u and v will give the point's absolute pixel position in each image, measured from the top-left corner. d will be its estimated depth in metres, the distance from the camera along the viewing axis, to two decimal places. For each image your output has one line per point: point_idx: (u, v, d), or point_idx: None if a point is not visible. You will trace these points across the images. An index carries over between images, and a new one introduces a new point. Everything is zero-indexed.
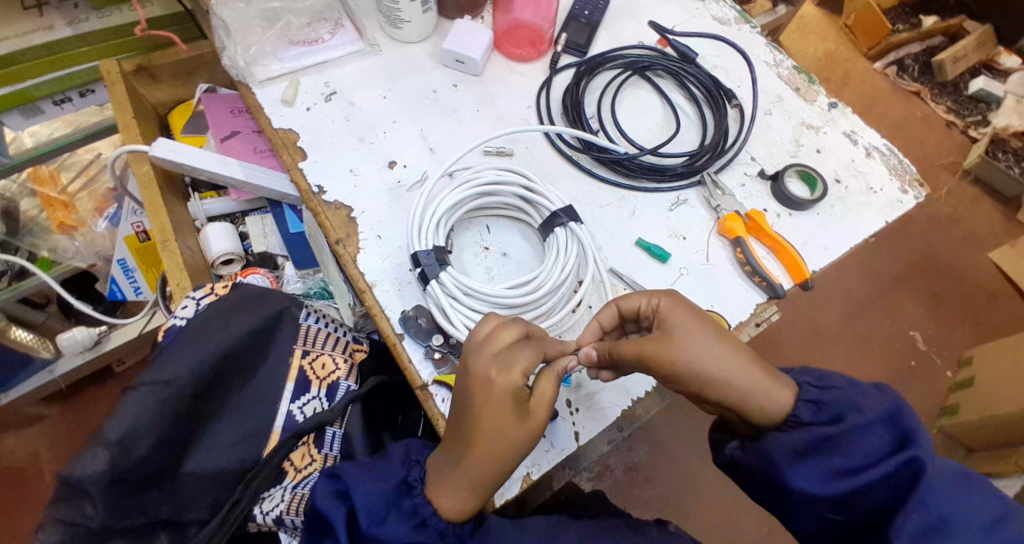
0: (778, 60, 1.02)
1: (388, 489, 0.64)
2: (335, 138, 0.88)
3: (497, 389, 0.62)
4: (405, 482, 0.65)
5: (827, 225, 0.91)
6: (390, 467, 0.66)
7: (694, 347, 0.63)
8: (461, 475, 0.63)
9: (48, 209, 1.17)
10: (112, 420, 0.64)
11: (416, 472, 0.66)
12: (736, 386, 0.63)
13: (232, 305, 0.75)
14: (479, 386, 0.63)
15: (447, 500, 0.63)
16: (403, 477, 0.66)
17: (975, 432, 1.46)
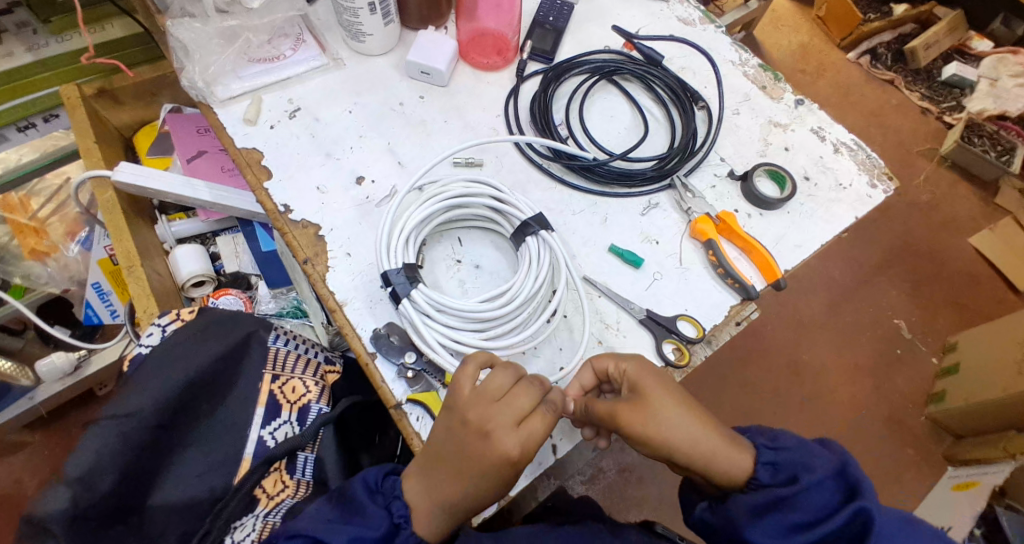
0: (743, 59, 1.02)
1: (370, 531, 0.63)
2: (300, 156, 0.86)
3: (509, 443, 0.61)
4: (393, 524, 0.64)
5: (798, 222, 0.90)
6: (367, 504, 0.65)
7: (664, 418, 0.66)
8: (443, 505, 0.64)
9: (19, 236, 1.14)
10: (73, 456, 0.63)
11: (397, 506, 0.65)
12: (703, 453, 0.66)
13: (198, 332, 0.74)
14: (477, 427, 0.62)
15: (427, 527, 0.64)
16: (389, 518, 0.64)
17: (963, 417, 1.45)
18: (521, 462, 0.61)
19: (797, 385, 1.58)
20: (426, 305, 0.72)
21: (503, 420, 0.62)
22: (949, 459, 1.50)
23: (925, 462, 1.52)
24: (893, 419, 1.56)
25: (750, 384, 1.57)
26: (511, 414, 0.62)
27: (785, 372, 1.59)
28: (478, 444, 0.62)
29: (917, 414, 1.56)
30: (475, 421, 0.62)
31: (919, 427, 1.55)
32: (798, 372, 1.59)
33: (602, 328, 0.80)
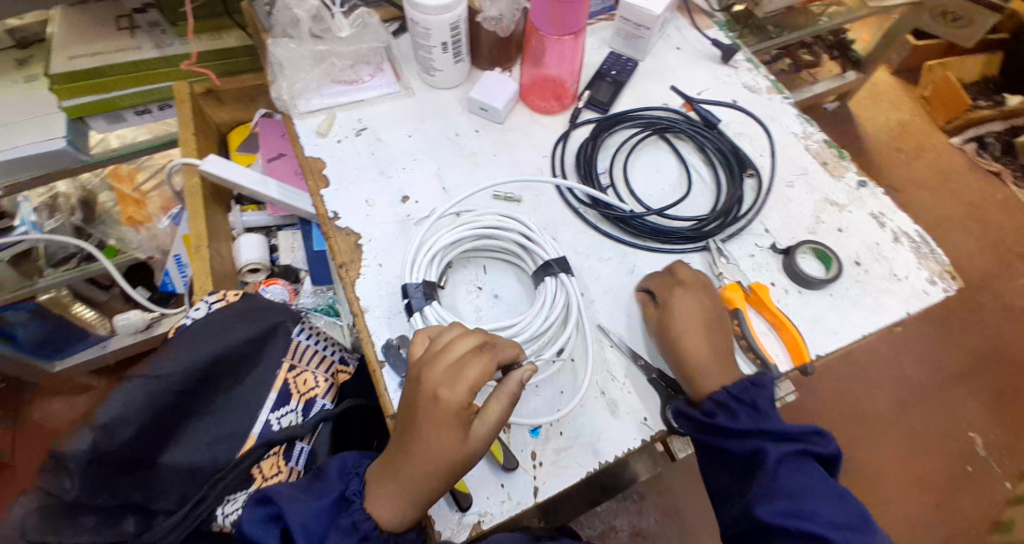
0: (808, 133, 1.00)
1: (326, 503, 0.67)
2: (357, 170, 0.93)
3: (432, 386, 0.65)
4: (343, 498, 0.68)
5: (839, 307, 0.87)
6: (330, 484, 0.70)
7: (691, 335, 0.78)
8: (397, 483, 0.66)
9: (121, 204, 1.27)
10: (103, 404, 0.68)
11: (354, 486, 0.69)
12: (696, 356, 0.77)
13: (235, 314, 0.81)
14: (428, 393, 0.65)
15: (386, 510, 0.67)
16: (341, 492, 0.69)
17: None
18: (455, 405, 0.65)
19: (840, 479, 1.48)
20: (436, 325, 0.76)
21: (450, 390, 0.65)
22: None
23: None
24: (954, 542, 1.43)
25: None
26: (461, 386, 0.65)
27: None
28: (428, 413, 0.65)
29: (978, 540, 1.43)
30: (428, 389, 0.66)
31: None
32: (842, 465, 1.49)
33: (607, 380, 0.80)
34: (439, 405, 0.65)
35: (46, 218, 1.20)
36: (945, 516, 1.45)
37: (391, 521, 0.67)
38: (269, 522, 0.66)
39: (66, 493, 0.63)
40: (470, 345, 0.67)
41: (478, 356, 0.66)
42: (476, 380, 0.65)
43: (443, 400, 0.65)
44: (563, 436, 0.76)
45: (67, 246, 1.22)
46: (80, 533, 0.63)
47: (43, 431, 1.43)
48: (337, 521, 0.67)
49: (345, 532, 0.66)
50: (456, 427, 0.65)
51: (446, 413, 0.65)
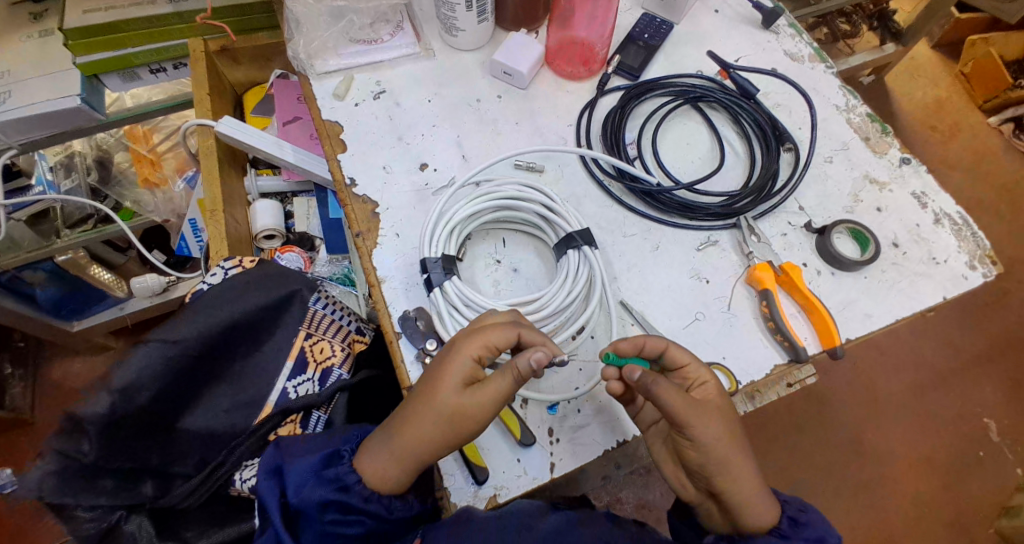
0: (850, 105, 0.95)
1: (316, 458, 0.64)
2: (376, 135, 0.90)
3: (455, 345, 0.64)
4: (336, 452, 0.66)
5: (873, 290, 0.83)
6: (326, 440, 0.67)
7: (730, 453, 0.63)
8: (390, 437, 0.63)
9: (136, 165, 1.25)
10: (121, 367, 0.67)
11: (349, 444, 0.67)
12: (737, 480, 0.63)
13: (251, 280, 0.78)
14: (450, 344, 0.65)
15: (371, 466, 0.63)
16: (336, 448, 0.66)
17: None
18: (473, 364, 0.63)
19: (853, 465, 1.46)
20: (455, 298, 0.73)
21: (467, 344, 0.63)
22: None
23: None
24: (957, 523, 1.42)
25: (803, 451, 1.47)
26: (478, 343, 0.63)
27: (844, 449, 1.48)
28: (440, 364, 0.63)
29: (984, 524, 1.41)
30: (452, 341, 0.65)
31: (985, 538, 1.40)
32: (859, 449, 1.48)
33: None
34: (452, 358, 0.63)
35: (63, 177, 1.20)
36: (952, 501, 1.43)
37: (377, 479, 0.63)
38: (268, 477, 0.63)
39: (83, 456, 0.62)
40: (501, 318, 0.67)
41: (505, 322, 0.64)
42: (494, 339, 0.63)
43: (456, 353, 0.63)
44: (581, 414, 0.74)
45: (83, 207, 1.20)
46: (98, 495, 0.63)
47: (63, 391, 1.44)
48: (320, 473, 0.63)
49: (332, 484, 0.63)
50: (461, 385, 0.62)
51: (456, 368, 0.62)
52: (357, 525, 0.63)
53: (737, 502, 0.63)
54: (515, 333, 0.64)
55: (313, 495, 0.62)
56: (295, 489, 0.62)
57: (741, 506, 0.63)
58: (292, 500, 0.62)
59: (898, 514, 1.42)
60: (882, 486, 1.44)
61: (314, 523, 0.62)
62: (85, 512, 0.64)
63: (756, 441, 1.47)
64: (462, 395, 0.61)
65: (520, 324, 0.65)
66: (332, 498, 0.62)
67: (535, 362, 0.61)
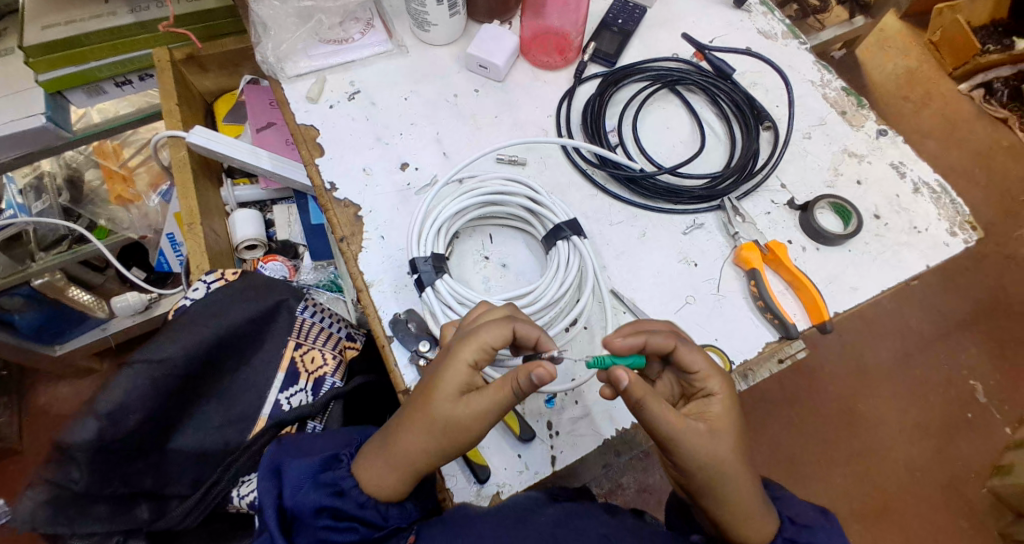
0: (826, 80, 0.95)
1: (315, 461, 0.64)
2: (354, 137, 0.89)
3: (451, 352, 0.62)
4: (335, 457, 0.65)
5: (859, 263, 0.84)
6: (326, 444, 0.67)
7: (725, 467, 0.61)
8: (390, 450, 0.62)
9: (108, 182, 1.22)
10: (106, 390, 0.65)
11: (348, 450, 0.66)
12: (731, 493, 0.61)
13: (235, 292, 0.76)
14: (445, 349, 0.63)
15: (371, 473, 0.62)
16: (335, 452, 0.66)
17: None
18: (470, 370, 0.61)
19: (845, 434, 1.48)
20: (447, 298, 0.73)
21: (462, 350, 0.61)
22: (1005, 538, 1.39)
23: (979, 537, 1.40)
24: (951, 485, 1.44)
25: (796, 425, 1.49)
26: (472, 344, 0.61)
27: (837, 421, 1.49)
28: (437, 369, 0.62)
29: (977, 485, 1.44)
30: (447, 343, 0.63)
31: (979, 499, 1.43)
32: (850, 419, 1.49)
33: None
34: (449, 362, 0.61)
35: (33, 199, 1.16)
36: (945, 466, 1.46)
37: (380, 489, 0.62)
38: (266, 477, 0.62)
39: (73, 484, 0.61)
40: (495, 316, 0.65)
41: (498, 320, 0.63)
42: (489, 339, 0.61)
43: (452, 359, 0.61)
44: (578, 405, 0.74)
45: (56, 228, 1.18)
46: (94, 522, 0.62)
47: (50, 417, 1.42)
48: (318, 476, 0.62)
49: (328, 489, 0.62)
50: (459, 392, 0.61)
51: (452, 373, 0.61)
52: (351, 533, 0.61)
53: (733, 517, 0.62)
54: (510, 332, 0.62)
55: (307, 499, 0.60)
56: (291, 490, 0.61)
57: (736, 517, 0.62)
58: (287, 501, 0.61)
59: (893, 481, 1.44)
60: (876, 454, 1.46)
61: (308, 529, 0.60)
62: (81, 541, 0.63)
63: (750, 418, 1.48)
64: (463, 403, 0.60)
65: (515, 320, 0.64)
66: (327, 503, 0.60)
67: (537, 377, 0.58)
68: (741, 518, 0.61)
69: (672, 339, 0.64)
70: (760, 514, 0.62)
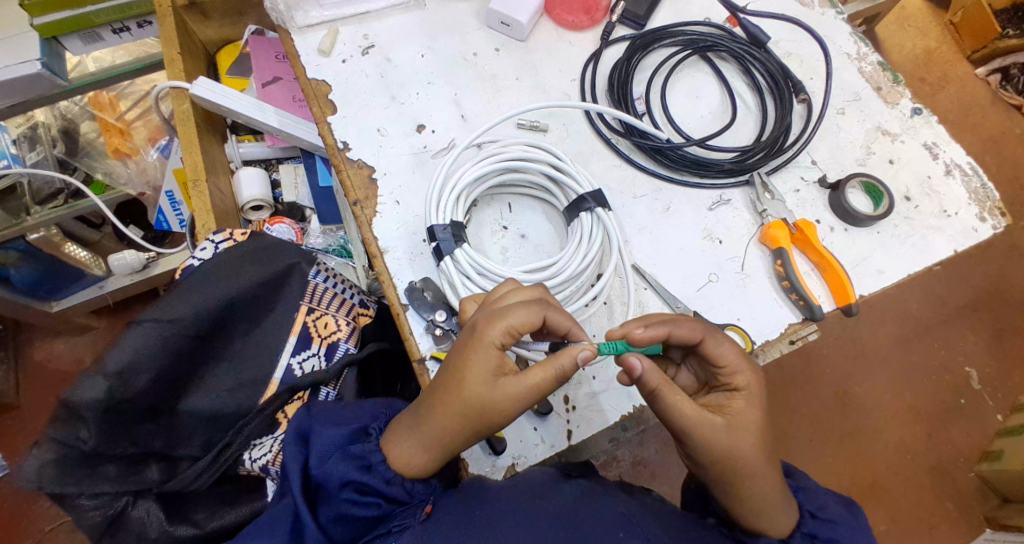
0: (862, 53, 0.92)
1: (344, 432, 0.62)
2: (368, 94, 0.85)
3: (478, 338, 0.59)
4: (363, 430, 0.63)
5: (887, 246, 0.82)
6: (356, 415, 0.65)
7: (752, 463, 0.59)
8: (417, 431, 0.60)
9: (105, 134, 1.18)
10: (115, 349, 0.63)
11: (377, 424, 0.65)
12: (757, 491, 0.60)
13: (245, 253, 0.73)
14: (470, 328, 0.61)
15: (399, 448, 0.60)
16: (363, 425, 0.64)
17: (1012, 482, 1.33)
18: (498, 355, 0.59)
19: (837, 413, 1.48)
20: (467, 269, 0.70)
21: (488, 333, 0.59)
22: (989, 522, 1.41)
23: (963, 519, 1.42)
24: (939, 469, 1.46)
25: (796, 404, 1.49)
26: (499, 326, 0.59)
27: (831, 401, 1.49)
28: (463, 350, 0.60)
29: (966, 470, 1.45)
30: (471, 323, 0.61)
31: (965, 481, 1.45)
32: (845, 399, 1.49)
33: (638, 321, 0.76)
34: (475, 344, 0.59)
35: (27, 150, 1.11)
36: (933, 449, 1.47)
37: (408, 466, 0.60)
38: (294, 446, 0.61)
39: (82, 444, 0.60)
40: (523, 298, 0.63)
41: (528, 304, 0.61)
42: (515, 323, 0.59)
43: (479, 340, 0.59)
44: (596, 381, 0.73)
45: (52, 181, 1.13)
46: (102, 482, 0.62)
47: (46, 372, 1.39)
48: (345, 448, 0.61)
49: (356, 462, 0.60)
50: (486, 378, 0.58)
51: (479, 354, 0.59)
52: (373, 508, 0.59)
53: (756, 512, 0.61)
54: (541, 317, 0.60)
55: (336, 470, 0.59)
56: (319, 459, 0.60)
57: (760, 512, 0.61)
58: (313, 473, 0.59)
59: (879, 459, 1.46)
60: (865, 433, 1.47)
61: (332, 501, 0.59)
62: (88, 501, 0.62)
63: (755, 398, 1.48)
64: (493, 390, 0.58)
65: (544, 306, 0.61)
66: (354, 477, 0.59)
67: (581, 360, 0.58)
68: (762, 501, 0.60)
69: (697, 330, 0.62)
70: (780, 498, 0.61)
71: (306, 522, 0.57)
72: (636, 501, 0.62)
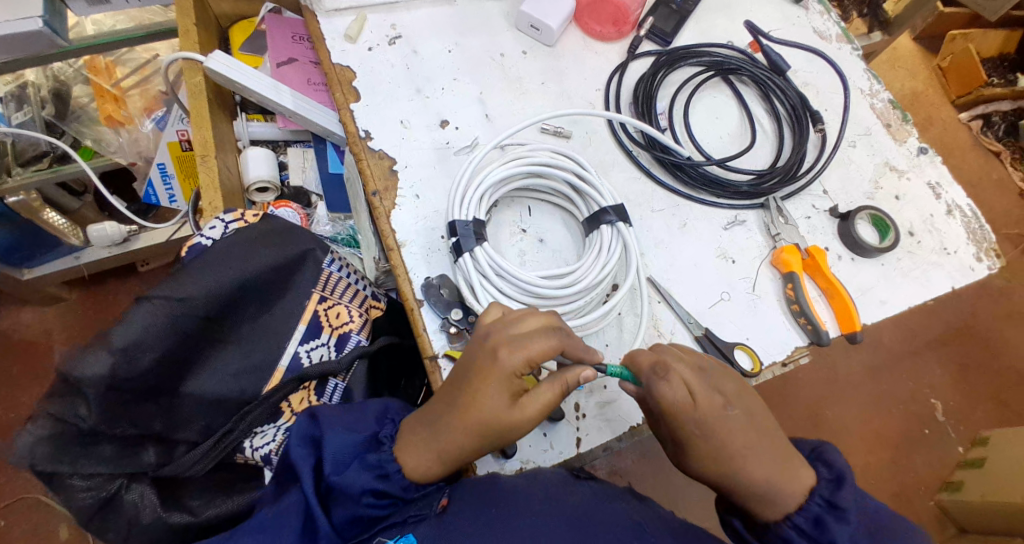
0: (874, 90, 0.94)
1: (357, 439, 0.60)
2: (391, 85, 0.84)
3: (501, 366, 0.57)
4: (376, 438, 0.62)
5: (890, 278, 0.84)
6: (363, 419, 0.63)
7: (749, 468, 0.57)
8: (432, 434, 0.59)
9: (98, 100, 1.13)
10: (121, 325, 0.60)
11: (389, 430, 0.63)
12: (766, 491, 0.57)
13: (258, 236, 0.71)
14: (489, 349, 0.58)
15: (415, 457, 0.59)
16: (375, 432, 0.62)
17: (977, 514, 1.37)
18: (517, 380, 0.58)
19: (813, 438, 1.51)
20: (488, 271, 0.69)
21: (511, 363, 0.57)
22: None
23: None
24: (902, 495, 1.49)
25: None
26: (521, 354, 0.57)
27: (805, 423, 1.52)
28: (475, 372, 0.58)
29: (926, 497, 1.49)
30: (488, 345, 0.58)
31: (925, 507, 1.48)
32: (817, 420, 1.53)
33: (652, 335, 0.76)
34: (494, 368, 0.57)
35: (13, 110, 1.06)
36: (897, 477, 1.51)
37: (419, 472, 0.59)
38: (303, 448, 0.59)
39: (81, 422, 0.58)
40: (541, 323, 0.61)
41: (547, 332, 0.59)
42: (537, 353, 0.58)
43: (502, 368, 0.57)
44: (607, 390, 0.73)
45: (38, 142, 1.07)
46: (97, 463, 0.59)
47: (11, 343, 1.33)
48: (363, 456, 0.59)
49: (371, 468, 0.59)
50: (503, 401, 0.57)
51: (499, 380, 0.57)
52: (389, 508, 0.59)
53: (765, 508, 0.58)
54: (557, 350, 0.59)
55: (356, 479, 0.58)
56: (334, 465, 0.58)
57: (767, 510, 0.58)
58: (332, 479, 0.58)
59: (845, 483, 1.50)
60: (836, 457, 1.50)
61: (343, 496, 0.58)
62: (80, 481, 0.59)
63: None
64: (514, 414, 0.58)
65: (561, 333, 0.60)
66: (373, 486, 0.58)
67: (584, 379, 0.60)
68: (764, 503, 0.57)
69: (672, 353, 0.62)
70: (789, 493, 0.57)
71: (319, 517, 0.56)
72: (645, 509, 0.62)
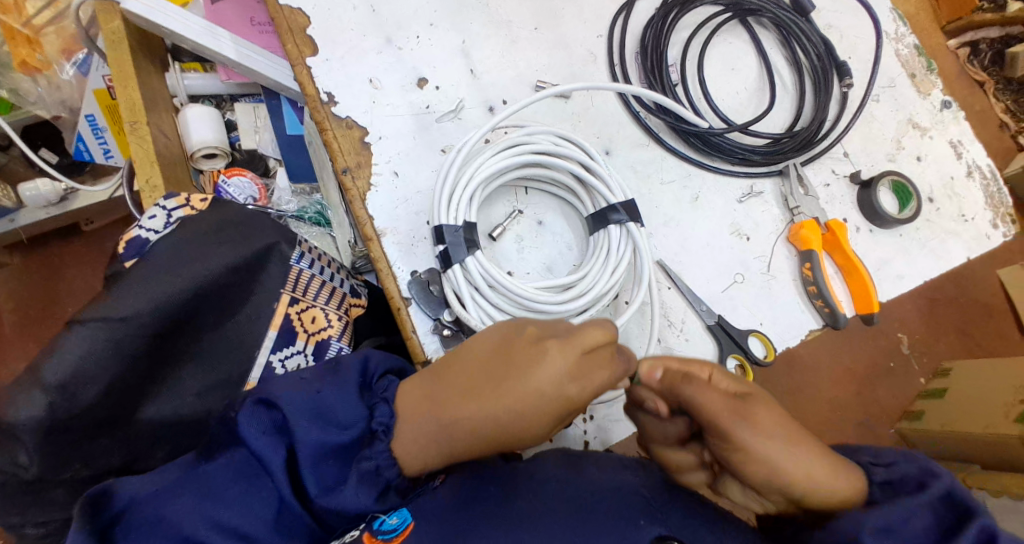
0: (899, 33, 0.85)
1: (344, 440, 0.50)
2: (357, 35, 0.71)
3: (559, 378, 0.50)
4: (368, 429, 0.51)
5: (907, 250, 0.79)
6: (350, 408, 0.51)
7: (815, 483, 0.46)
8: (438, 428, 0.50)
9: (8, 43, 0.94)
10: (56, 356, 0.52)
11: (382, 415, 0.52)
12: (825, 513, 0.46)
13: (210, 231, 0.60)
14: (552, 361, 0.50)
15: (413, 452, 0.51)
16: (366, 421, 0.51)
17: None
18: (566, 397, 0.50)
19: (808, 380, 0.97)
20: (482, 282, 0.61)
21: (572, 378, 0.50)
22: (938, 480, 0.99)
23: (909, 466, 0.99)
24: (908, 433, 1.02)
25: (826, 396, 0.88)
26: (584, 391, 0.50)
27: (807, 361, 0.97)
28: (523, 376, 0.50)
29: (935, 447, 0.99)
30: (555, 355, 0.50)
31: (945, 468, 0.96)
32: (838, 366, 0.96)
33: (663, 326, 0.70)
34: (556, 381, 0.50)
35: None
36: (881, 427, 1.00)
37: (418, 468, 0.52)
38: (269, 438, 0.48)
39: (23, 471, 0.51)
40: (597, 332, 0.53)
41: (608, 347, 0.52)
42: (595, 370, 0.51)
43: (564, 382, 0.50)
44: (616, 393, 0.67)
45: None
46: (52, 510, 0.53)
47: None
48: (356, 463, 0.50)
49: (367, 477, 0.50)
50: (544, 419, 0.50)
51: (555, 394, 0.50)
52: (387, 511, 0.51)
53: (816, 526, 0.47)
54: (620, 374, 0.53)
55: (349, 498, 0.48)
56: (319, 484, 0.48)
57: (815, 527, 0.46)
58: (319, 501, 0.48)
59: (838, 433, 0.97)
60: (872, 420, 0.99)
61: (324, 509, 0.48)
62: (34, 529, 0.53)
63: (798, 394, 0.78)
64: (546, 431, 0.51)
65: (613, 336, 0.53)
66: (369, 504, 0.49)
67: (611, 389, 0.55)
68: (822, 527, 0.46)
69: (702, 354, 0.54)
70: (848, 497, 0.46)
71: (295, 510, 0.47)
72: None
